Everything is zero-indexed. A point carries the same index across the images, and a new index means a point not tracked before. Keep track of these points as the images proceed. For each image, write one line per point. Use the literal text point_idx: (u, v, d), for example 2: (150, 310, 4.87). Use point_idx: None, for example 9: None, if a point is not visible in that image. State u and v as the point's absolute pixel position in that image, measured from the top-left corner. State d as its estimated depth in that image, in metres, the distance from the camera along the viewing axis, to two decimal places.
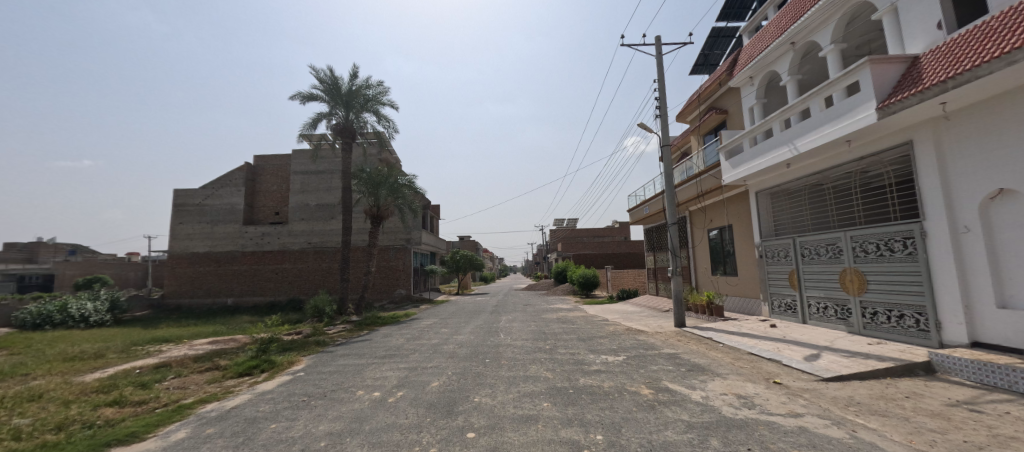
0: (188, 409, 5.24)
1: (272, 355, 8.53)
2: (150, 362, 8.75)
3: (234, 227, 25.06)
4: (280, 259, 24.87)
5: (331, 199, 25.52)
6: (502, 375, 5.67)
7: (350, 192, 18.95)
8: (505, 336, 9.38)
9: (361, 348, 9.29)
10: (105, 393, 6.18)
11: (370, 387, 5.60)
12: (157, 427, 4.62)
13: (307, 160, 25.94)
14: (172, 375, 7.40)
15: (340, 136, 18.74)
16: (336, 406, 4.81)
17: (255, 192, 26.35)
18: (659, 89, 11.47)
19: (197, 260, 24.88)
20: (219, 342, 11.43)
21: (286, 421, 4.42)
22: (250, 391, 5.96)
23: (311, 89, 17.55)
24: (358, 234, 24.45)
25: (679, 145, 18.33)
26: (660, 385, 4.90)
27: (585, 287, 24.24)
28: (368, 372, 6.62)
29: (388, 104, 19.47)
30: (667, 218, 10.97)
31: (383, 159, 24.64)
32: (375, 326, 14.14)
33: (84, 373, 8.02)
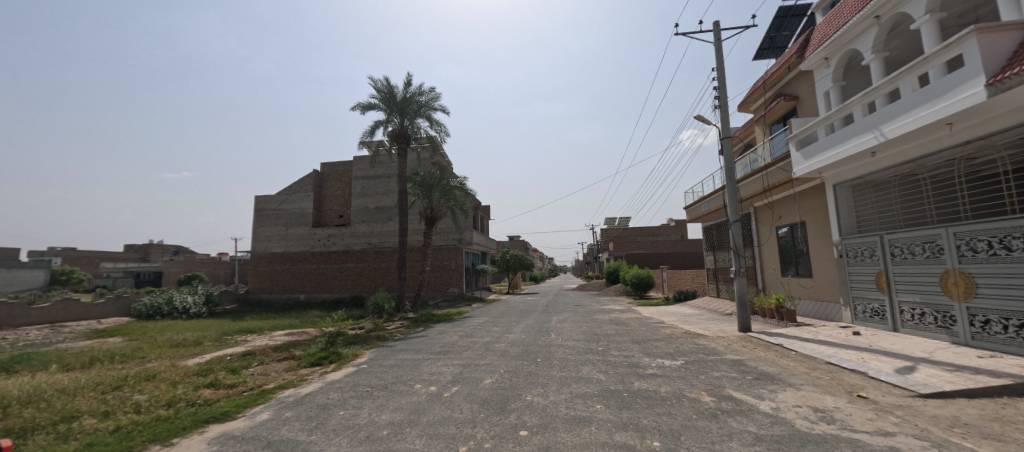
0: (269, 393, 5.84)
1: (338, 348, 9.22)
2: (239, 350, 9.84)
3: (305, 230, 27.37)
4: (344, 259, 26.74)
5: (389, 202, 26.96)
6: (553, 375, 5.66)
7: (406, 195, 19.90)
8: (555, 335, 9.35)
9: (417, 344, 9.73)
10: (203, 376, 7.06)
11: (427, 381, 5.86)
12: (245, 407, 5.20)
13: (367, 166, 27.65)
14: (256, 363, 8.27)
15: (396, 142, 19.76)
16: (397, 397, 5.10)
17: (322, 197, 28.57)
18: (718, 77, 10.79)
19: (274, 259, 27.48)
20: (293, 335, 12.55)
21: (352, 409, 4.76)
22: (321, 380, 6.49)
23: (369, 99, 18.68)
24: (413, 234, 25.62)
25: (742, 137, 17.09)
26: (723, 393, 4.61)
27: (638, 288, 23.42)
28: (424, 367, 6.93)
29: (439, 109, 20.21)
30: (729, 215, 10.27)
31: (436, 162, 25.59)
32: (430, 323, 14.74)
33: (188, 358, 9.22)
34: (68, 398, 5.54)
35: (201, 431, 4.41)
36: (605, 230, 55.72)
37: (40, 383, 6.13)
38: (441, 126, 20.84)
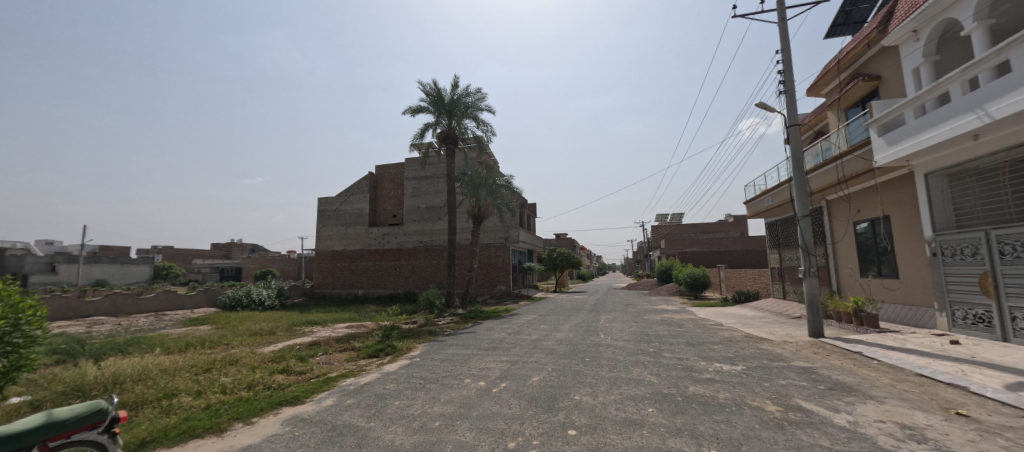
0: (333, 381, 6.30)
1: (393, 341, 9.72)
2: (306, 340, 10.71)
3: (362, 229, 29.08)
4: (397, 256, 28.08)
5: (438, 202, 27.89)
6: (602, 375, 5.55)
7: (454, 194, 20.44)
8: (604, 335, 9.16)
9: (466, 339, 10.00)
10: (277, 362, 7.78)
11: (476, 376, 6.01)
12: (312, 393, 5.65)
13: (418, 167, 28.78)
14: (321, 352, 8.96)
15: (445, 143, 20.36)
16: (448, 390, 5.29)
17: (377, 198, 30.16)
18: (782, 60, 9.95)
19: (335, 256, 29.49)
20: (353, 327, 13.40)
21: (406, 399, 5.01)
22: (378, 370, 6.89)
23: (419, 102, 19.40)
24: (461, 233, 26.30)
25: (812, 124, 15.63)
26: (791, 403, 4.27)
27: (693, 288, 22.28)
28: (474, 362, 7.10)
29: (485, 109, 20.53)
30: (797, 210, 9.45)
31: (482, 161, 26.05)
32: (478, 319, 15.07)
33: (264, 345, 10.19)
34: (170, 377, 6.37)
35: (276, 413, 4.86)
36: (656, 227, 53.58)
37: (149, 363, 7.09)
38: (488, 126, 21.15)
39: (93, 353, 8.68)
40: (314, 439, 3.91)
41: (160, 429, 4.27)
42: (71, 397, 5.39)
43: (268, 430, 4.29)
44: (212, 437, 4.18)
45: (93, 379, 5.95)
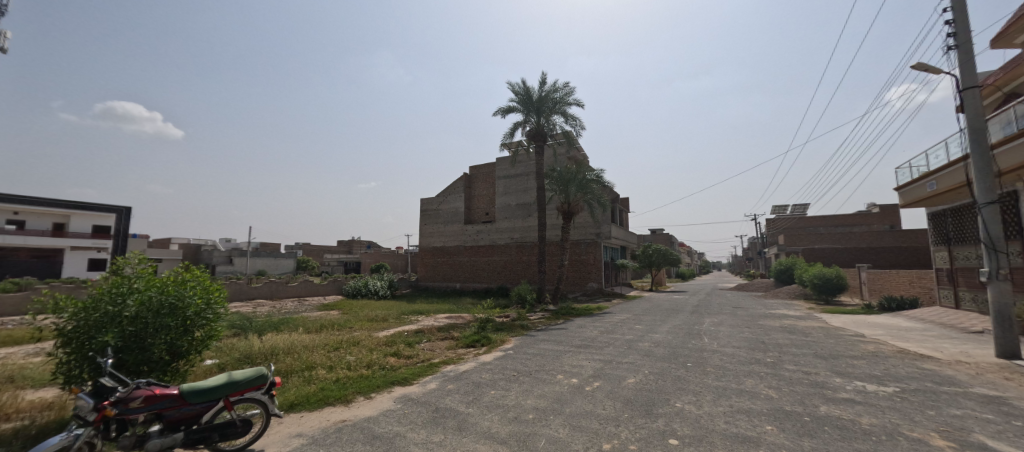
0: (436, 366, 6.85)
1: (488, 333, 10.19)
2: (413, 328, 11.82)
3: (459, 226, 31.04)
4: (491, 252, 29.34)
5: (529, 199, 28.37)
6: (708, 383, 5.07)
7: (544, 191, 20.59)
8: (709, 340, 8.35)
9: (558, 335, 10.02)
10: (390, 345, 8.75)
11: (569, 373, 5.97)
12: (418, 376, 6.22)
13: (508, 166, 29.66)
14: (425, 339, 9.80)
15: (534, 141, 20.61)
16: (541, 385, 5.35)
17: (471, 197, 31.84)
18: (952, 8, 7.90)
19: (436, 252, 31.97)
20: (452, 318, 14.43)
21: (501, 390, 5.20)
22: (475, 360, 7.29)
23: (509, 102, 19.93)
24: (551, 229, 26.37)
25: (1001, 85, 12.12)
26: (969, 440, 3.38)
27: (822, 292, 19.06)
28: (566, 358, 7.07)
29: (574, 104, 20.24)
30: (976, 196, 7.45)
31: (572, 157, 25.74)
32: (569, 316, 14.97)
33: (379, 330, 11.54)
34: (310, 353, 7.59)
35: (390, 391, 5.47)
36: (773, 220, 47.04)
37: (295, 340, 8.54)
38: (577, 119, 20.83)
39: (257, 329, 10.77)
40: (421, 418, 4.30)
41: (304, 395, 5.12)
42: (244, 363, 6.76)
43: (383, 405, 4.85)
44: (341, 406, 4.88)
45: (258, 350, 7.37)
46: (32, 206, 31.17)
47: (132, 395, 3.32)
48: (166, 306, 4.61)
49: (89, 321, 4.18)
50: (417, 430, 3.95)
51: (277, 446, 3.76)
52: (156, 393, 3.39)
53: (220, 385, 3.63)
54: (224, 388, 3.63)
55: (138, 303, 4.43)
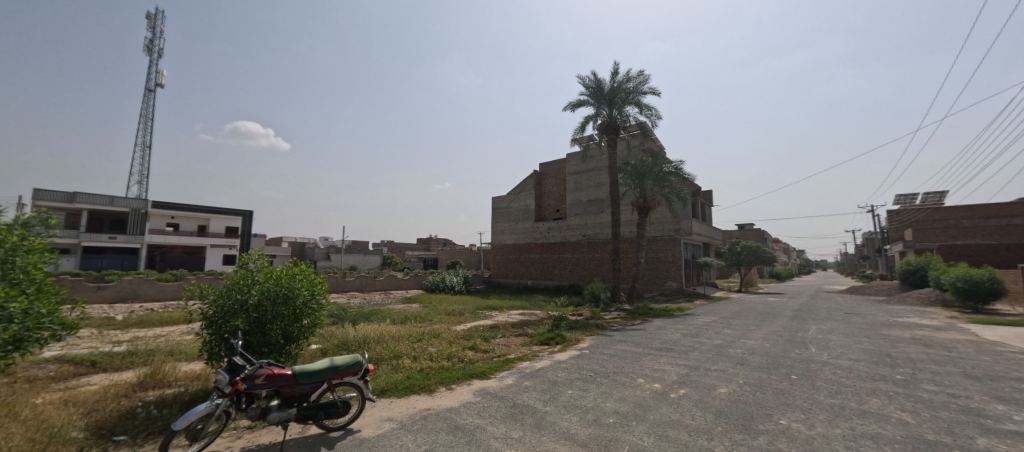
0: (511, 362, 6.94)
1: (562, 331, 10.09)
2: (488, 323, 12.16)
3: (529, 224, 31.27)
4: (562, 250, 29.11)
5: (601, 194, 27.55)
6: (819, 400, 4.43)
7: (617, 186, 19.83)
8: (816, 349, 7.34)
9: (636, 336, 9.57)
10: (467, 339, 9.09)
11: (650, 377, 5.64)
12: (495, 371, 6.36)
13: (579, 161, 29.11)
14: (500, 335, 10.00)
15: (605, 134, 19.95)
16: (620, 388, 5.13)
17: (542, 194, 31.83)
18: None
19: (508, 249, 32.57)
20: (525, 314, 14.58)
21: (578, 390, 5.08)
22: (550, 358, 7.25)
23: (579, 96, 19.51)
24: (625, 226, 25.34)
25: None
26: None
27: (967, 298, 15.76)
28: (646, 362, 6.70)
29: (649, 92, 19.17)
30: None
31: (647, 148, 24.42)
32: (647, 316, 14.25)
33: (456, 324, 12.05)
34: (396, 343, 8.18)
35: (469, 383, 5.66)
36: (896, 212, 39.96)
37: (383, 330, 9.27)
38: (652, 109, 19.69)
39: (351, 319, 11.90)
40: (500, 413, 4.37)
41: (393, 382, 5.53)
42: (342, 350, 7.50)
43: (463, 397, 5.03)
44: (426, 395, 5.17)
45: (352, 338, 8.13)
46: (184, 212, 38.08)
47: (256, 373, 3.83)
48: (280, 296, 5.29)
49: (224, 307, 4.93)
50: (496, 424, 4.01)
51: (371, 428, 4.10)
52: (275, 372, 3.88)
53: (325, 368, 4.05)
54: (328, 372, 4.05)
55: (259, 293, 5.13)
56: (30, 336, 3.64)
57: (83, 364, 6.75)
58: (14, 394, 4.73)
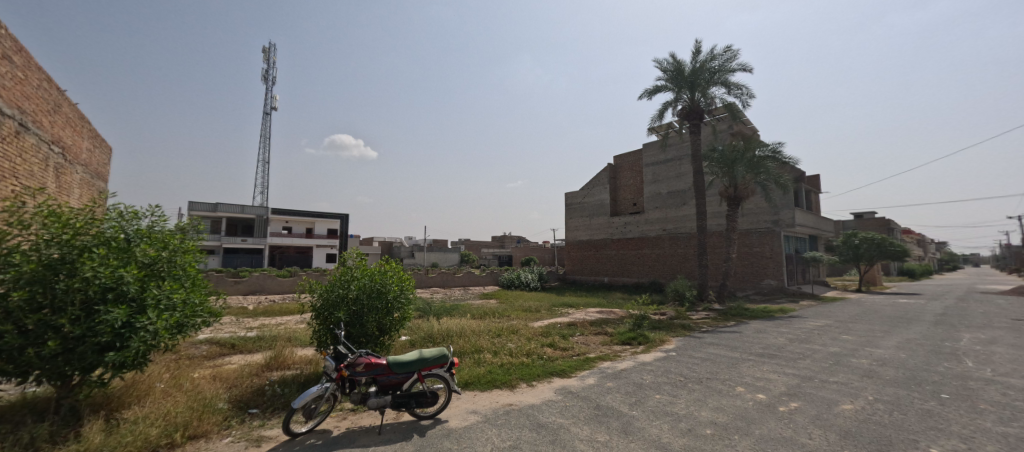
0: (592, 361, 6.75)
1: (645, 331, 9.57)
2: (566, 320, 12.01)
3: (605, 219, 30.33)
4: (640, 245, 27.75)
5: (683, 185, 25.64)
6: (984, 427, 3.57)
7: (702, 175, 18.29)
8: (974, 364, 5.96)
9: (730, 339, 8.71)
10: (545, 336, 9.06)
11: (751, 386, 5.05)
12: (576, 369, 6.23)
13: (657, 151, 27.45)
14: (578, 333, 9.81)
15: (687, 120, 18.51)
16: (717, 396, 4.66)
17: (617, 188, 30.61)
18: None
19: (582, 245, 31.94)
20: (604, 312, 14.15)
21: (668, 395, 4.75)
22: (633, 359, 6.90)
23: (656, 82, 18.35)
24: (712, 218, 23.30)
25: None
26: None
27: None
28: (745, 368, 6.03)
29: (738, 69, 17.33)
30: None
31: (737, 132, 22.14)
32: (742, 318, 12.92)
33: (534, 321, 12.10)
34: (477, 337, 8.46)
35: (550, 381, 5.62)
36: None
37: (464, 325, 9.65)
38: (742, 87, 17.76)
39: (435, 313, 12.60)
40: (583, 414, 4.24)
41: (475, 376, 5.70)
42: (428, 343, 7.96)
43: (545, 395, 4.99)
44: (508, 390, 5.24)
45: (437, 331, 8.59)
46: (295, 217, 43.82)
47: (357, 361, 4.19)
48: (374, 291, 5.76)
49: (329, 300, 5.51)
50: (581, 425, 3.90)
51: (458, 420, 4.25)
52: (372, 361, 4.21)
53: (414, 360, 4.30)
54: (417, 363, 4.29)
55: (357, 288, 5.65)
56: (190, 321, 4.44)
57: (226, 346, 8.08)
58: (180, 368, 5.81)
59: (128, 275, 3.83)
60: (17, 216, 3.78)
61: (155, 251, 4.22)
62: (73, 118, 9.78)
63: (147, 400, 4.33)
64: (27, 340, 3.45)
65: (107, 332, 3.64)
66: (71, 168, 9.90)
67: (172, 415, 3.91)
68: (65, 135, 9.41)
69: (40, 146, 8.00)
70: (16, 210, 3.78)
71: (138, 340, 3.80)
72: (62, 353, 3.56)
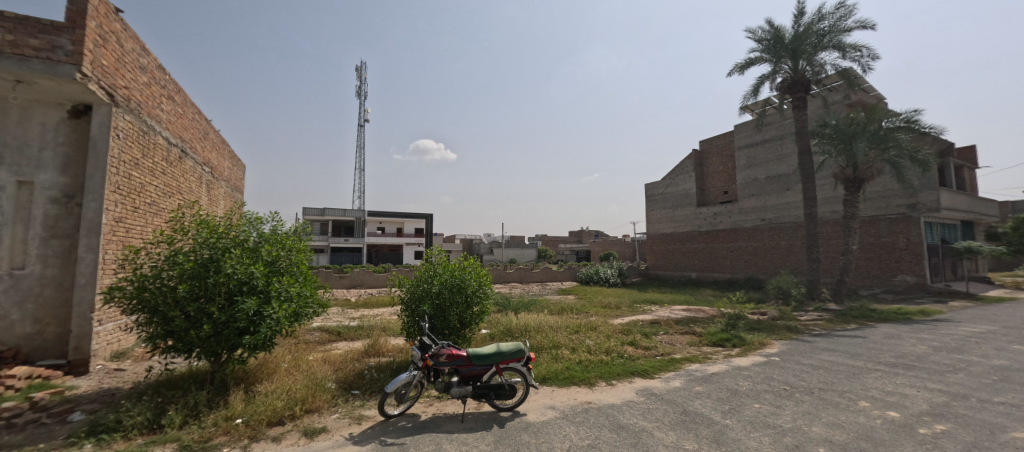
0: (678, 362, 6.30)
1: (741, 332, 8.66)
2: (648, 318, 11.41)
3: (691, 210, 28.17)
4: (734, 237, 25.22)
5: (785, 168, 22.62)
6: None
7: (809, 155, 16.00)
8: None
9: (850, 345, 7.48)
10: (626, 334, 8.70)
11: (879, 401, 4.28)
12: (660, 370, 5.87)
13: (752, 131, 24.63)
14: (663, 332, 9.26)
15: (789, 93, 16.29)
16: (833, 410, 4.04)
17: (704, 175, 28.15)
18: None
19: (666, 239, 30.05)
20: (691, 310, 13.16)
21: (769, 405, 4.24)
22: (726, 362, 6.30)
23: (749, 54, 16.45)
24: (824, 204, 20.22)
25: None
26: None
27: None
28: (870, 380, 5.13)
29: (855, 28, 14.77)
30: None
31: (855, 102, 18.86)
32: (866, 320, 11.01)
33: (614, 318, 11.71)
34: (555, 333, 8.44)
35: (631, 381, 5.38)
36: None
37: (542, 320, 9.71)
38: (861, 49, 15.07)
39: (514, 308, 12.87)
40: (668, 418, 3.99)
41: (553, 372, 5.69)
42: (507, 337, 8.15)
43: (626, 395, 4.79)
44: (586, 388, 5.14)
45: (515, 326, 8.76)
46: (388, 218, 48.13)
47: (440, 352, 4.45)
48: (455, 286, 6.06)
49: (415, 293, 5.93)
50: (665, 430, 3.67)
51: (537, 414, 4.30)
52: (454, 352, 4.43)
53: (492, 353, 4.43)
54: (495, 356, 4.42)
55: (439, 283, 6.00)
56: (304, 311, 5.11)
57: (334, 333, 9.19)
58: (298, 351, 6.76)
59: (256, 271, 4.54)
60: (180, 224, 4.69)
61: (276, 251, 4.92)
62: (217, 142, 11.92)
63: (275, 376, 5.11)
64: (189, 324, 4.30)
65: (243, 319, 4.38)
66: (217, 184, 12.11)
67: (293, 391, 4.56)
68: (213, 157, 11.51)
69: (195, 167, 9.90)
70: (179, 218, 4.69)
71: (265, 327, 4.51)
72: (213, 335, 4.37)
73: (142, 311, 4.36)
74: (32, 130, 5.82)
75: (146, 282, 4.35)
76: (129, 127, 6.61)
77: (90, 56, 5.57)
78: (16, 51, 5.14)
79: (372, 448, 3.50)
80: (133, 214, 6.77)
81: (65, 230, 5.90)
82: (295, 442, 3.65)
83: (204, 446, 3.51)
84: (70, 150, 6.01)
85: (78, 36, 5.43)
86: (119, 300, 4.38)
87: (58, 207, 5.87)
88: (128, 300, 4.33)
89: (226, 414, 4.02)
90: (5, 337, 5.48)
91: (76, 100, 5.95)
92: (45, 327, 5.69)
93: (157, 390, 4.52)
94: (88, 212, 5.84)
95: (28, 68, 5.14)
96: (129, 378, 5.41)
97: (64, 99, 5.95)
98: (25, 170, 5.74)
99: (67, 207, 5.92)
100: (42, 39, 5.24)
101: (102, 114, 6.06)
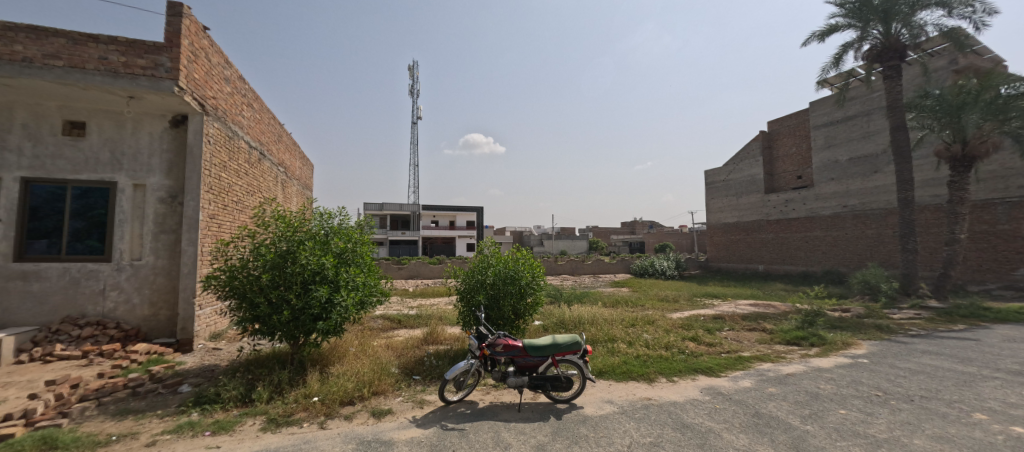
0: (748, 361, 5.86)
1: (820, 331, 7.85)
2: (711, 313, 10.72)
3: (757, 197, 26.12)
4: (809, 227, 23.01)
5: (871, 147, 20.08)
6: None
7: (902, 132, 14.13)
8: None
9: (959, 349, 6.49)
10: (687, 329, 8.27)
11: (1000, 415, 3.66)
12: (726, 368, 5.51)
13: (831, 108, 22.14)
14: (728, 327, 8.69)
15: (879, 62, 14.38)
16: (939, 422, 3.53)
17: (773, 159, 25.87)
18: None
19: (728, 229, 28.15)
20: (759, 306, 12.23)
21: (858, 412, 3.81)
22: (804, 363, 5.75)
23: (829, 21, 14.69)
24: (922, 187, 17.72)
25: None
26: None
27: None
28: (986, 389, 4.43)
29: None
30: None
31: (965, 67, 16.20)
32: (979, 321, 9.49)
33: (673, 312, 11.19)
34: (610, 326, 8.25)
35: (694, 379, 5.11)
36: None
37: (596, 313, 9.53)
38: (973, 3, 12.88)
39: (567, 300, 12.79)
40: (739, 420, 3.72)
41: (610, 365, 5.56)
42: (561, 329, 8.11)
43: (689, 393, 4.55)
44: (645, 383, 4.96)
45: (569, 318, 8.67)
46: (441, 211, 49.93)
47: (496, 342, 4.49)
48: (509, 277, 6.11)
49: (470, 284, 6.06)
50: (736, 432, 3.44)
51: (594, 407, 4.22)
52: (510, 343, 4.45)
53: (548, 345, 4.41)
54: (551, 348, 4.38)
55: (493, 274, 6.07)
56: (368, 299, 5.42)
57: (396, 321, 9.71)
58: (365, 337, 7.22)
59: (326, 262, 4.89)
60: (261, 219, 5.12)
61: (342, 243, 5.23)
62: (290, 144, 12.98)
63: (345, 359, 5.49)
64: (272, 310, 4.74)
65: (317, 306, 4.77)
66: (291, 183, 13.25)
67: (361, 374, 4.88)
68: (286, 158, 12.59)
69: (272, 168, 10.86)
70: (260, 214, 5.11)
71: (336, 313, 4.88)
72: (292, 319, 4.78)
73: (233, 298, 4.85)
74: (143, 139, 6.67)
75: (237, 272, 4.85)
76: (218, 133, 7.37)
77: (184, 70, 6.27)
78: (128, 71, 5.89)
79: (434, 432, 3.64)
80: (223, 211, 7.58)
81: (171, 226, 6.74)
82: (364, 422, 3.90)
83: (288, 420, 3.86)
84: (172, 156, 6.82)
85: (174, 54, 6.12)
86: (215, 287, 4.90)
87: (165, 206, 6.72)
88: (223, 287, 4.84)
89: (304, 392, 4.39)
90: (129, 318, 6.42)
91: (176, 111, 6.74)
92: (159, 310, 6.59)
93: (247, 367, 5.05)
94: (188, 210, 6.62)
95: (138, 85, 5.90)
96: (224, 357, 6.10)
97: (166, 111, 6.76)
98: (139, 174, 6.62)
99: (172, 205, 6.75)
100: (147, 59, 5.99)
101: (196, 122, 6.80)
